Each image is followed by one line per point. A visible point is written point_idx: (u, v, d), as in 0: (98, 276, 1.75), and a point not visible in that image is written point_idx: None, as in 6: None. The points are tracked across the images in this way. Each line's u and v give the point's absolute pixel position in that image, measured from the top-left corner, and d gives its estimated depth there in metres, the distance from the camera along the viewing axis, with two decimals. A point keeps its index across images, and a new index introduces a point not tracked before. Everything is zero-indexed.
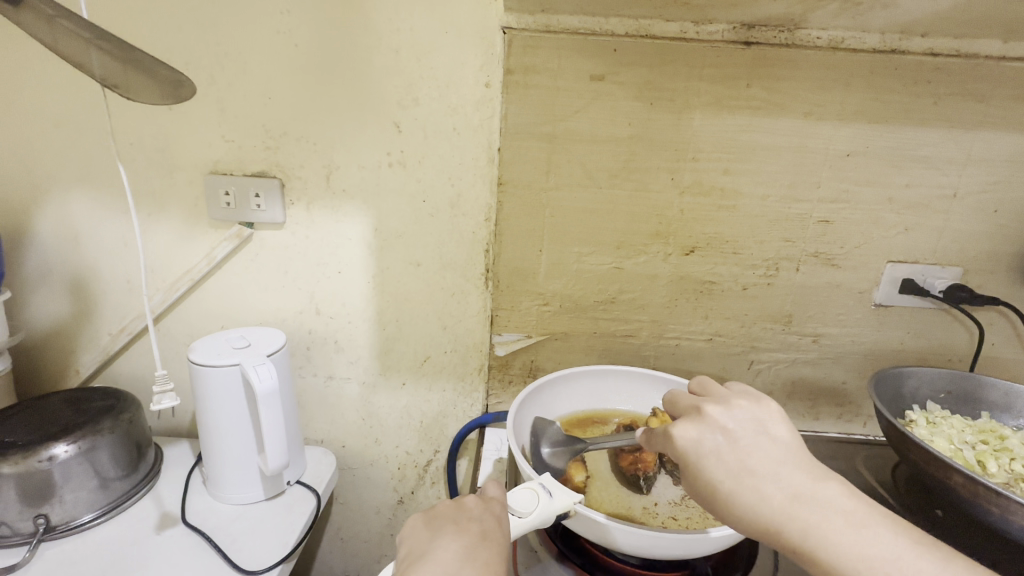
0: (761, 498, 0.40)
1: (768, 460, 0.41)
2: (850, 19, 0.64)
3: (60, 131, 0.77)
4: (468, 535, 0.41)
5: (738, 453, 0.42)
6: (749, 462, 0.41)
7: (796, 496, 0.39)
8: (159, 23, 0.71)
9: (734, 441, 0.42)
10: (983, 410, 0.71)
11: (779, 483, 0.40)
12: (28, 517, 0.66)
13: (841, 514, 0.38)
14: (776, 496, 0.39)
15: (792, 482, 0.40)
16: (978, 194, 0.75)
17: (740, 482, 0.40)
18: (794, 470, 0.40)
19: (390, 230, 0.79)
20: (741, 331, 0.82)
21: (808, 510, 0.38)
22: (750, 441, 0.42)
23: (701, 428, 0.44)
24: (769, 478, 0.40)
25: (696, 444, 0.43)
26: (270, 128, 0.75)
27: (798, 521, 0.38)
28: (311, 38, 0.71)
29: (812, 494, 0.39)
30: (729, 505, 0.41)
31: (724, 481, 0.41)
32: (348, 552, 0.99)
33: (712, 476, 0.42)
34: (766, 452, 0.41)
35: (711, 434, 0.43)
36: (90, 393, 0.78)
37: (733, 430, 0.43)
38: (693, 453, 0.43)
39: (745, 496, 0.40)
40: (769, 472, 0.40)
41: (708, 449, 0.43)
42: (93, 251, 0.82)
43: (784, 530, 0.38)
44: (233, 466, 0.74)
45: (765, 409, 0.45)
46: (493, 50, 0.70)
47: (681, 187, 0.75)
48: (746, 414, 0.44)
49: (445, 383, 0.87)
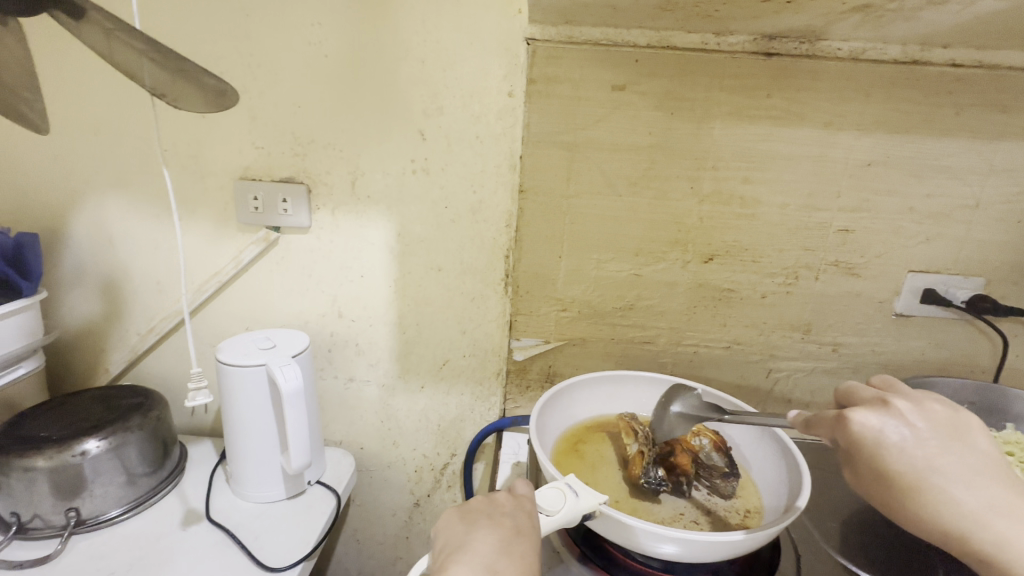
0: (951, 502, 0.39)
1: (965, 468, 0.40)
2: (871, 31, 0.65)
3: (99, 137, 0.80)
4: (502, 529, 0.42)
5: (930, 456, 0.41)
6: (943, 467, 0.40)
7: (995, 509, 0.39)
8: (196, 34, 0.74)
9: (930, 443, 0.41)
10: (1008, 421, 0.70)
11: (976, 493, 0.39)
12: (60, 510, 0.68)
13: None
14: (970, 504, 0.39)
15: (988, 493, 0.39)
16: (1001, 205, 0.74)
17: (930, 484, 0.40)
18: (992, 483, 0.40)
19: (412, 235, 0.81)
20: (760, 339, 0.83)
21: (1006, 523, 0.38)
22: (945, 445, 0.41)
23: (887, 420, 0.43)
24: (964, 486, 0.40)
25: (881, 435, 0.42)
26: (298, 135, 0.77)
27: (991, 532, 0.38)
28: (341, 49, 0.73)
29: (1011, 509, 0.39)
30: (909, 502, 0.41)
31: (908, 477, 0.41)
32: (364, 553, 1.00)
33: (895, 472, 0.41)
34: (962, 459, 0.41)
35: (900, 428, 0.42)
36: (121, 390, 0.80)
37: (927, 432, 0.42)
38: (875, 445, 0.42)
39: (932, 495, 0.40)
40: (963, 480, 0.40)
41: (894, 443, 0.42)
42: (125, 253, 0.85)
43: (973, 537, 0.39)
44: (256, 464, 0.75)
45: (962, 416, 0.43)
46: (517, 61, 0.72)
47: (701, 195, 0.76)
48: (940, 417, 0.43)
49: (463, 387, 0.88)
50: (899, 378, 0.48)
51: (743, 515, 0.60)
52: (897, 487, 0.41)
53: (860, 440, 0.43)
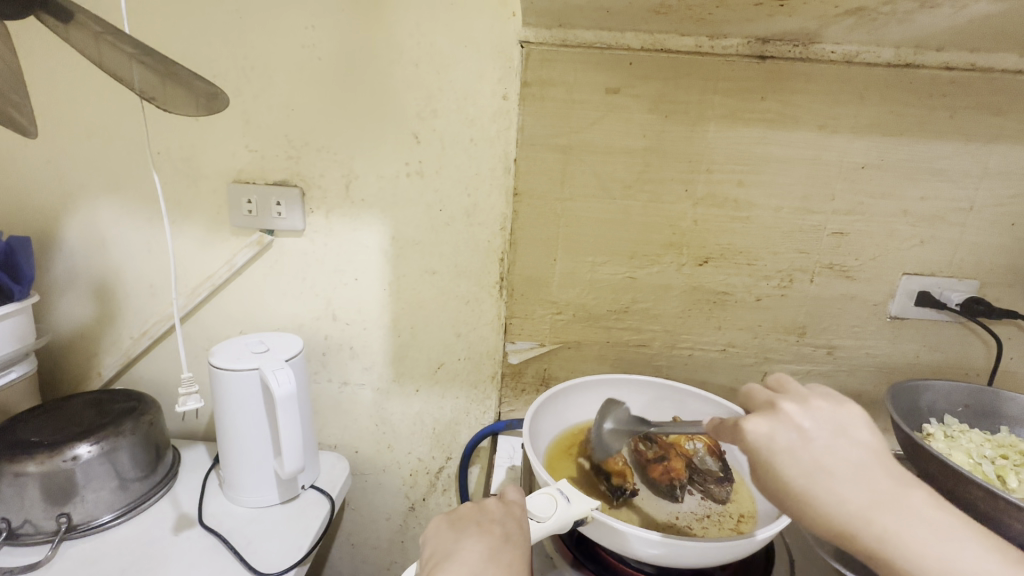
0: (839, 500, 0.38)
1: (850, 463, 0.39)
2: (864, 35, 0.65)
3: (92, 140, 0.80)
4: (492, 537, 0.41)
5: (815, 453, 0.40)
6: (828, 463, 0.39)
7: (880, 502, 0.37)
8: (189, 37, 0.74)
9: (814, 440, 0.41)
10: (1001, 424, 0.70)
11: (861, 487, 0.38)
12: (51, 516, 0.68)
13: (927, 523, 0.36)
14: (856, 500, 0.38)
15: (874, 489, 0.38)
16: (995, 207, 0.74)
17: (816, 482, 0.39)
18: (877, 475, 0.39)
19: (407, 238, 0.81)
20: (755, 342, 0.82)
21: (891, 517, 0.37)
22: (829, 441, 0.40)
23: (775, 424, 0.42)
24: (849, 480, 0.38)
25: (769, 440, 0.42)
26: (292, 139, 0.77)
27: (878, 529, 0.37)
28: (335, 52, 0.73)
29: (896, 502, 0.37)
30: (800, 505, 0.39)
31: (796, 479, 0.40)
32: (358, 558, 1.00)
33: (785, 475, 0.40)
34: (846, 454, 0.40)
35: (787, 429, 0.42)
36: (113, 394, 0.80)
37: (811, 429, 0.41)
38: (766, 449, 0.41)
39: (822, 497, 0.38)
40: (848, 474, 0.39)
41: (782, 447, 0.41)
42: (118, 256, 0.85)
43: (862, 536, 0.37)
44: (249, 469, 0.75)
45: (846, 412, 0.43)
46: (511, 64, 0.71)
47: (695, 198, 0.76)
48: (826, 416, 0.42)
49: (458, 391, 0.88)
50: (793, 379, 0.48)
51: (737, 520, 0.60)
52: (788, 490, 0.40)
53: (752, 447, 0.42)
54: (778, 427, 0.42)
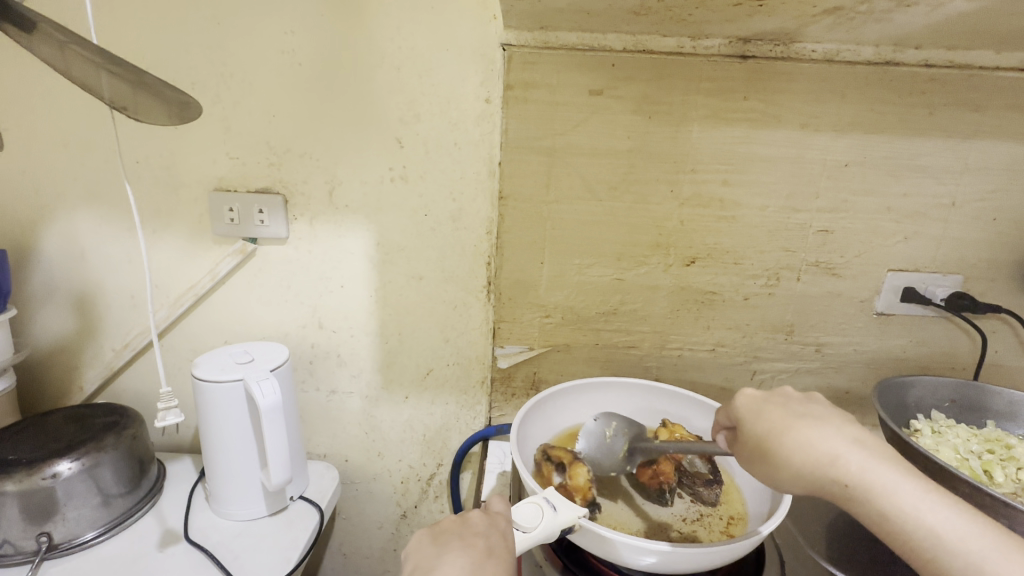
0: (820, 436, 0.42)
1: (831, 417, 0.44)
2: (844, 33, 0.65)
3: (68, 150, 0.78)
4: (474, 551, 0.41)
5: (801, 408, 0.46)
6: (811, 414, 0.45)
7: (857, 443, 0.42)
8: (166, 43, 0.73)
9: (801, 403, 0.47)
10: (987, 418, 0.71)
11: (840, 431, 0.43)
12: (31, 535, 0.66)
13: (898, 465, 0.40)
14: (836, 437, 0.42)
15: (851, 433, 0.43)
16: (977, 202, 0.75)
17: (799, 423, 0.44)
18: (855, 428, 0.43)
19: (392, 244, 0.80)
20: (743, 341, 0.82)
21: (866, 453, 0.41)
22: (814, 406, 0.46)
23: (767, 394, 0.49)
24: (830, 424, 0.43)
25: (762, 399, 0.48)
26: (274, 145, 0.76)
27: (853, 458, 0.40)
28: (315, 57, 0.72)
29: (869, 446, 0.42)
30: (782, 441, 0.43)
31: (783, 419, 0.45)
32: (351, 568, 0.99)
33: (770, 419, 0.45)
34: (828, 413, 0.45)
35: (776, 397, 0.48)
36: (95, 409, 0.78)
37: (798, 399, 0.48)
38: (755, 406, 0.48)
39: (803, 432, 0.43)
40: (829, 422, 0.44)
41: (773, 403, 0.47)
42: (98, 268, 0.83)
43: (840, 464, 0.40)
44: (235, 481, 0.74)
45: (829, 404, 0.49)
46: (494, 67, 0.71)
47: (681, 199, 0.75)
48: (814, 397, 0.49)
49: (447, 396, 0.87)
50: None
51: (727, 522, 0.60)
52: (772, 432, 0.44)
53: (745, 402, 0.49)
54: (768, 396, 0.49)
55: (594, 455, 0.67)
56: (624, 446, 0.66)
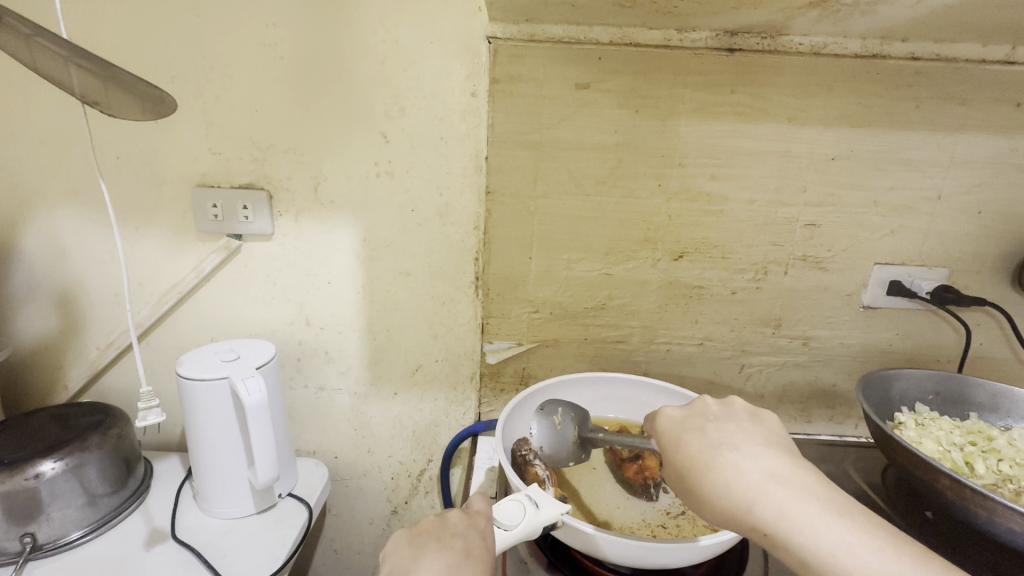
0: (736, 473, 0.40)
1: (750, 444, 0.42)
2: (831, 25, 0.64)
3: (47, 146, 0.77)
4: (452, 551, 0.41)
5: (719, 435, 0.44)
6: (729, 443, 0.43)
7: (775, 477, 0.39)
8: (144, 36, 0.71)
9: (721, 427, 0.44)
10: (970, 410, 0.71)
11: (758, 464, 0.41)
12: (15, 536, 0.65)
13: (818, 498, 0.38)
14: (752, 474, 0.40)
15: (768, 465, 0.40)
16: (962, 196, 0.75)
17: (716, 458, 0.42)
18: (774, 456, 0.41)
19: (379, 239, 0.79)
20: (731, 335, 0.83)
21: (785, 490, 0.39)
22: (734, 428, 0.44)
23: (691, 414, 0.47)
24: (745, 458, 0.41)
25: (683, 423, 0.46)
26: (257, 140, 0.75)
27: (771, 500, 0.38)
28: (298, 51, 0.71)
29: (789, 478, 0.40)
30: (701, 480, 0.42)
31: (701, 454, 0.43)
32: (342, 563, 0.99)
33: (690, 452, 0.43)
34: (749, 438, 0.43)
35: (697, 418, 0.46)
36: (79, 408, 0.78)
37: (719, 420, 0.45)
38: (675, 434, 0.46)
39: (720, 471, 0.41)
40: (747, 452, 0.41)
41: (693, 428, 0.45)
42: (80, 265, 0.82)
43: (757, 508, 0.38)
44: (222, 480, 0.73)
45: (759, 415, 0.46)
46: (479, 60, 0.70)
47: (668, 193, 0.75)
48: (741, 413, 0.46)
49: (436, 392, 0.87)
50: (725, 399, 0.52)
51: None
52: (692, 468, 0.43)
53: (665, 430, 0.47)
54: (689, 417, 0.47)
55: (551, 447, 0.66)
56: (575, 434, 0.66)
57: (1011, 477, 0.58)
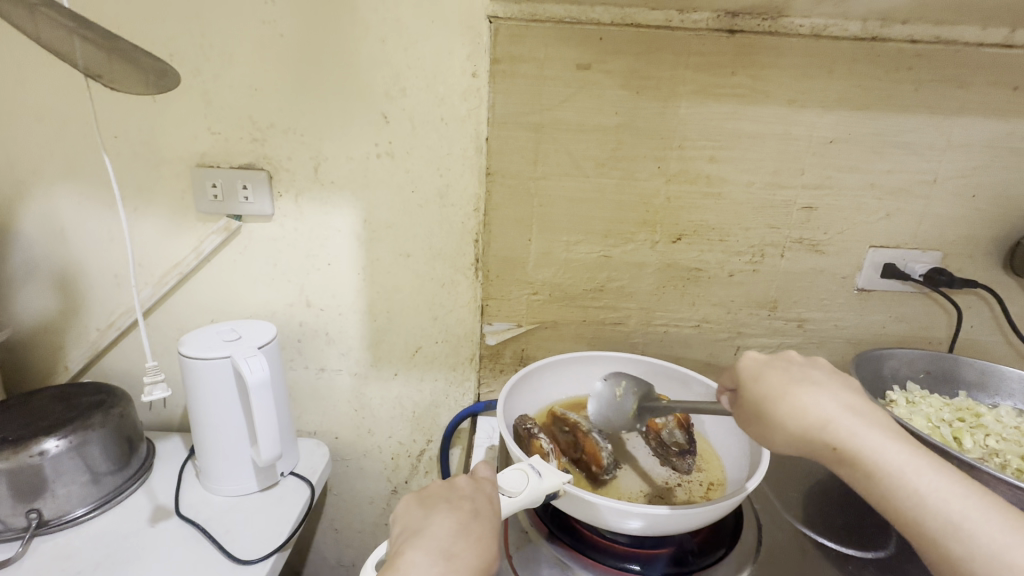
0: (813, 400, 0.43)
1: (828, 381, 0.46)
2: (831, 7, 0.65)
3: (44, 125, 0.76)
4: (461, 512, 0.42)
5: (800, 372, 0.46)
6: (810, 378, 0.46)
7: (851, 409, 0.43)
8: (142, 13, 0.71)
9: (799, 368, 0.47)
10: (959, 389, 0.73)
11: (837, 397, 0.44)
12: (21, 512, 0.66)
13: (890, 431, 0.42)
14: (828, 403, 0.43)
15: (844, 399, 0.44)
16: (957, 179, 0.76)
17: (796, 386, 0.45)
18: (850, 395, 0.45)
19: (380, 221, 0.79)
20: (728, 317, 0.84)
21: (857, 420, 0.42)
22: (812, 370, 0.47)
23: (768, 358, 0.50)
24: (824, 391, 0.44)
25: (761, 362, 0.49)
26: (256, 120, 0.75)
27: (845, 425, 0.42)
28: (297, 29, 0.70)
29: (864, 412, 0.43)
30: (777, 403, 0.44)
31: (779, 384, 0.45)
32: (343, 542, 1.00)
33: (769, 382, 0.46)
34: (826, 379, 0.46)
35: (777, 360, 0.49)
36: (81, 388, 0.78)
37: (797, 363, 0.48)
38: (754, 369, 0.48)
39: (796, 398, 0.44)
40: (825, 386, 0.45)
41: (772, 365, 0.48)
42: (79, 246, 0.82)
43: (833, 428, 0.42)
44: (224, 457, 0.74)
45: (833, 369, 0.49)
46: (480, 40, 0.70)
47: (668, 175, 0.76)
48: (818, 364, 0.49)
49: (436, 373, 0.88)
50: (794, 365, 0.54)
51: (707, 487, 0.62)
52: (770, 394, 0.45)
53: (743, 365, 0.49)
54: (769, 359, 0.49)
55: (602, 413, 0.69)
56: (634, 404, 0.67)
57: (997, 451, 0.60)
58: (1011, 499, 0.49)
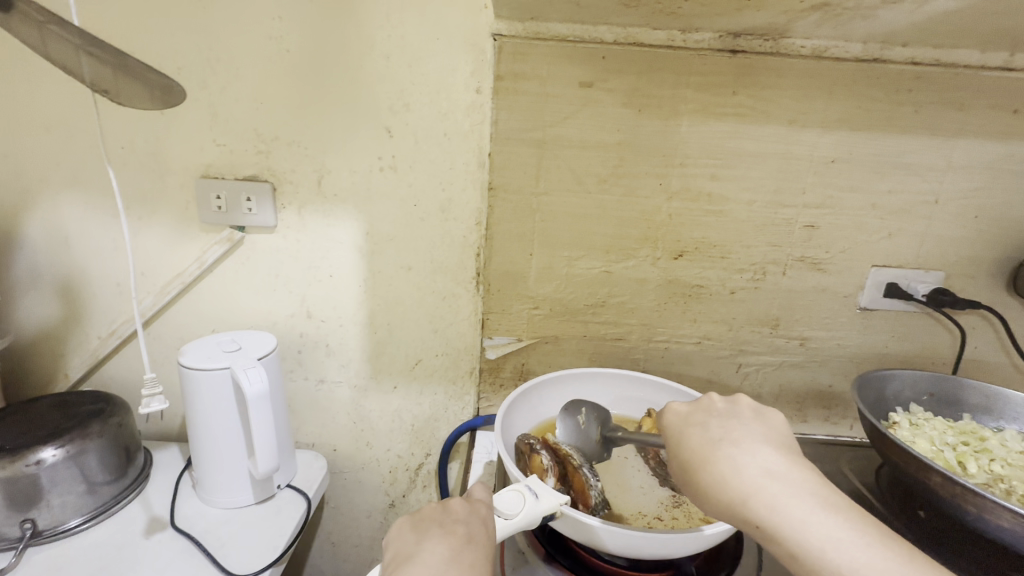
0: (732, 466, 0.41)
1: (750, 440, 0.43)
2: (832, 29, 0.65)
3: (53, 135, 0.77)
4: (454, 536, 0.42)
5: (720, 429, 0.44)
6: (729, 438, 0.43)
7: (770, 472, 0.40)
8: (153, 28, 0.72)
9: (722, 420, 0.45)
10: (964, 412, 0.72)
11: (756, 459, 0.41)
12: (15, 522, 0.66)
13: (815, 495, 0.38)
14: (749, 468, 0.40)
15: (764, 461, 0.41)
16: (960, 200, 0.76)
17: (715, 450, 0.42)
18: (774, 452, 0.42)
19: (382, 234, 0.80)
20: (730, 334, 0.83)
21: (779, 485, 0.39)
22: (734, 423, 0.45)
23: (694, 409, 0.48)
24: (744, 452, 0.42)
25: (685, 419, 0.47)
26: (262, 133, 0.76)
27: (764, 494, 0.39)
28: (304, 44, 0.71)
29: (786, 474, 0.40)
30: (700, 474, 0.42)
31: (700, 449, 0.43)
32: (338, 556, 0.99)
33: (691, 445, 0.44)
34: (749, 434, 0.43)
35: (700, 414, 0.47)
36: (80, 396, 0.78)
37: (722, 413, 0.46)
38: (678, 429, 0.47)
39: (717, 466, 0.42)
40: (747, 449, 0.42)
41: (695, 421, 0.46)
42: (83, 254, 0.82)
43: (751, 502, 0.39)
44: (221, 470, 0.74)
45: (763, 409, 0.47)
46: (484, 57, 0.71)
47: (669, 192, 0.76)
48: (744, 411, 0.46)
49: (436, 387, 0.88)
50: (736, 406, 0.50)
51: None
52: (692, 462, 0.43)
53: (668, 424, 0.48)
54: (693, 412, 0.47)
55: (573, 445, 0.69)
56: (598, 433, 0.68)
57: (1002, 477, 0.59)
58: (1016, 528, 0.48)
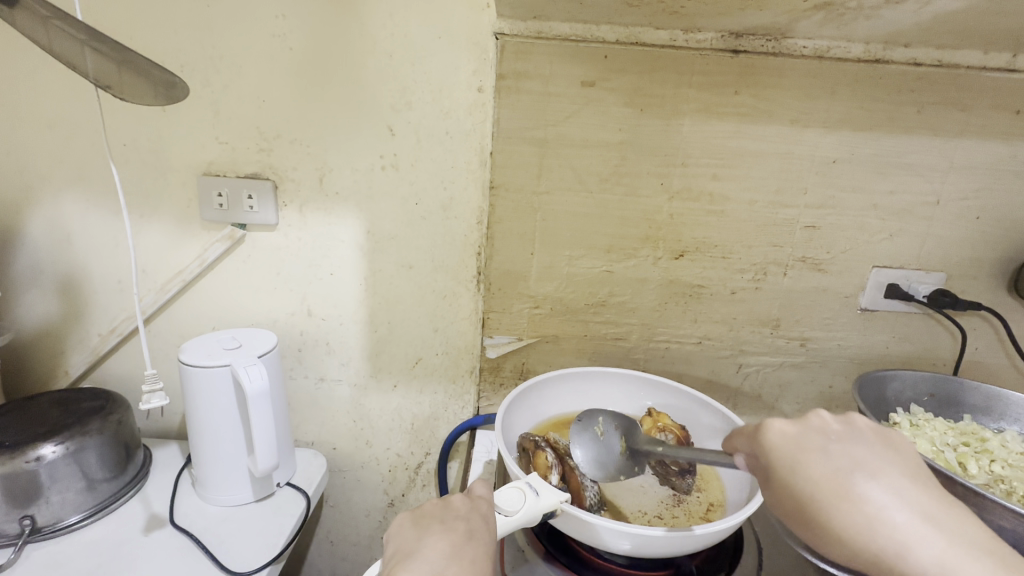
0: (879, 511, 0.36)
1: (890, 476, 0.37)
2: (835, 30, 0.65)
3: (55, 132, 0.77)
4: (455, 533, 0.42)
5: (848, 460, 0.38)
6: (864, 473, 0.37)
7: (923, 519, 0.35)
8: (155, 25, 0.72)
9: (844, 446, 0.39)
10: (964, 413, 0.72)
11: (902, 502, 0.36)
12: (14, 518, 0.66)
13: (979, 548, 0.34)
14: (898, 513, 0.35)
15: (912, 505, 0.36)
16: (961, 201, 0.76)
17: (852, 490, 0.37)
18: (918, 492, 0.36)
19: (383, 232, 0.80)
20: (730, 334, 0.83)
21: (940, 538, 0.34)
22: (861, 451, 0.39)
23: (804, 428, 0.41)
24: (884, 495, 0.36)
25: (799, 442, 0.41)
26: (264, 131, 0.76)
27: (928, 550, 0.34)
28: (307, 42, 0.71)
29: (940, 520, 0.35)
30: (831, 517, 0.37)
31: (831, 486, 0.37)
32: (337, 555, 0.99)
33: (816, 478, 0.38)
34: (880, 465, 0.38)
35: (815, 436, 0.40)
36: (79, 393, 0.78)
37: (841, 436, 0.40)
38: (791, 455, 0.40)
39: (852, 510, 0.36)
40: (886, 488, 0.36)
41: (814, 446, 0.40)
42: (84, 251, 0.82)
43: (911, 558, 0.34)
44: (220, 467, 0.74)
45: (878, 427, 0.41)
46: (487, 56, 0.71)
47: (671, 192, 0.76)
48: (862, 432, 0.41)
49: (436, 386, 0.88)
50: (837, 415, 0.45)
51: (706, 508, 0.62)
52: (819, 500, 0.38)
53: (777, 447, 0.41)
54: (805, 433, 0.41)
55: (594, 460, 0.62)
56: (622, 445, 0.62)
57: (1003, 477, 0.59)
58: (1017, 528, 0.48)
